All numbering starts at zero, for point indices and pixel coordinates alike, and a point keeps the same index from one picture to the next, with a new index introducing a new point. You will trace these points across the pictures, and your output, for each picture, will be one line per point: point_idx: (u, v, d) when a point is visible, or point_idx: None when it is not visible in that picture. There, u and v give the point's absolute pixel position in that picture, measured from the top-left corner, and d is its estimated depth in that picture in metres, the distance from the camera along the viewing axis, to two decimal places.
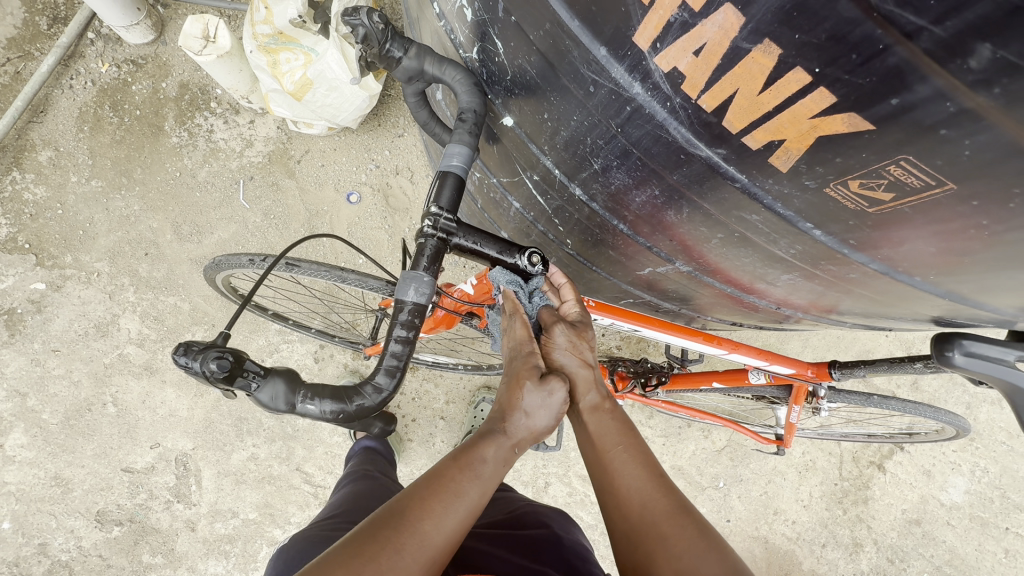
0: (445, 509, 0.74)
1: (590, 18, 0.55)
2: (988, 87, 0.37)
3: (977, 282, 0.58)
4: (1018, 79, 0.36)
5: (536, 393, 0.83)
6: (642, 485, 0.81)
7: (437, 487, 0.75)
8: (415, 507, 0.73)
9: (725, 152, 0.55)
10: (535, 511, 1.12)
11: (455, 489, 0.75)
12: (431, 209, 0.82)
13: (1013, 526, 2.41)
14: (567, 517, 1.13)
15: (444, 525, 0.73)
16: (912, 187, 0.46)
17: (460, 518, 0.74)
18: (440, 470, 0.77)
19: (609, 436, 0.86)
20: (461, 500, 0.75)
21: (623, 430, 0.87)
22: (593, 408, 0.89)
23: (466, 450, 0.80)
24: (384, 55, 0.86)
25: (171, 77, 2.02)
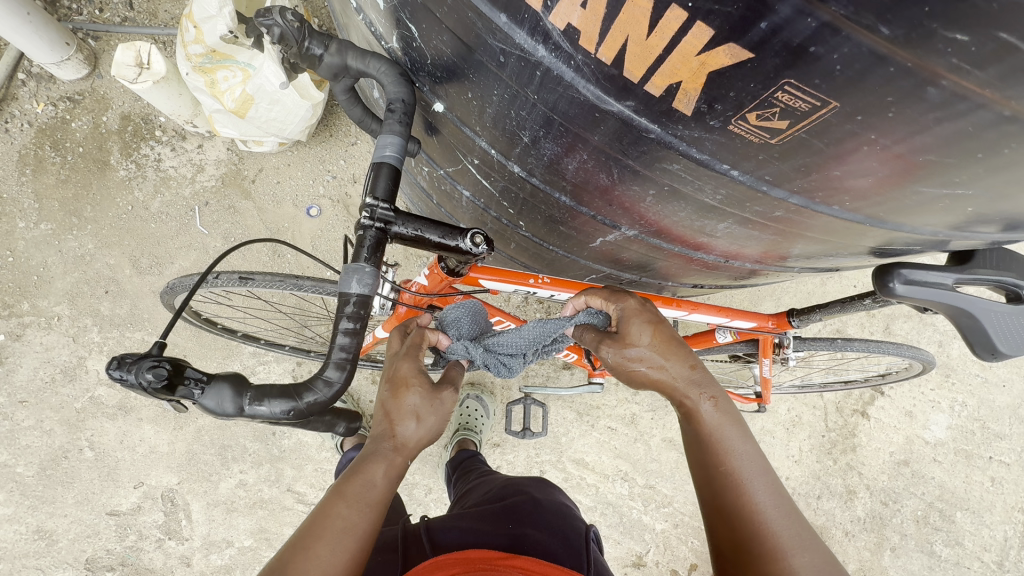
0: (327, 544, 0.76)
1: None
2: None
3: (891, 203, 0.60)
4: None
5: (422, 402, 0.89)
6: (764, 502, 0.82)
7: (321, 528, 0.77)
8: (297, 555, 0.75)
9: (634, 104, 0.57)
10: (511, 485, 1.17)
11: (340, 524, 0.78)
12: (365, 200, 0.78)
13: (995, 455, 2.49)
14: (543, 482, 1.18)
15: (330, 558, 0.76)
16: (801, 111, 0.47)
17: (348, 550, 0.77)
18: (324, 507, 0.80)
19: (734, 445, 0.86)
20: (347, 533, 0.78)
21: (741, 437, 0.87)
22: (705, 411, 0.88)
23: (351, 480, 0.83)
24: (305, 53, 0.85)
25: (111, 110, 1.98)
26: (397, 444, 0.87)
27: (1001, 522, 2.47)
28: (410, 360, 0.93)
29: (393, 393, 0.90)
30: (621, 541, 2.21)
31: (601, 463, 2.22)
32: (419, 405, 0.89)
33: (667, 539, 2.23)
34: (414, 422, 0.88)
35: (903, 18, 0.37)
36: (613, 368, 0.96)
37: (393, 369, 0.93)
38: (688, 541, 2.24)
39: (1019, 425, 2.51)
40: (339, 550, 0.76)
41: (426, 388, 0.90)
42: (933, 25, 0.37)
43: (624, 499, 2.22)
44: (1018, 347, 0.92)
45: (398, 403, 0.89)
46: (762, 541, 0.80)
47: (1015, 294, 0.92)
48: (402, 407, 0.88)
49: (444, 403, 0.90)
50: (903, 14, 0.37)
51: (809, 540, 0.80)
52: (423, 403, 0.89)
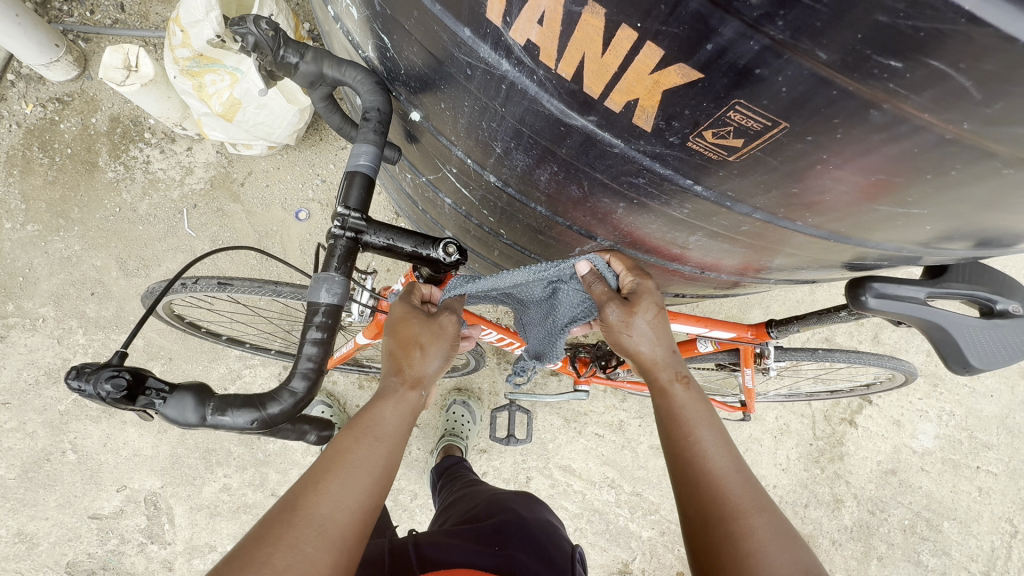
0: (346, 483, 0.75)
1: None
2: (775, 21, 0.38)
3: (852, 219, 0.60)
4: (793, 11, 0.37)
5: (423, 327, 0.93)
6: (731, 474, 0.84)
7: (332, 462, 0.77)
8: (308, 490, 0.74)
9: (596, 119, 0.57)
10: (498, 501, 1.16)
11: (355, 458, 0.78)
12: (337, 209, 0.77)
13: (983, 465, 2.50)
14: (531, 498, 1.19)
15: (349, 495, 0.75)
16: (754, 130, 0.47)
17: (364, 485, 0.76)
18: (334, 443, 0.80)
19: (701, 424, 0.89)
20: (362, 467, 0.78)
21: (704, 412, 0.91)
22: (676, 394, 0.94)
23: (362, 416, 0.84)
24: (280, 61, 0.85)
25: (101, 111, 1.98)
26: (404, 377, 0.89)
27: (988, 532, 2.48)
28: (405, 300, 0.98)
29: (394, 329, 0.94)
30: (607, 549, 2.21)
31: (589, 470, 2.22)
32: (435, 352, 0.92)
33: (654, 546, 2.23)
34: (435, 359, 0.92)
35: (840, 44, 0.37)
36: (608, 328, 0.96)
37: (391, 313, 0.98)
38: (674, 549, 2.24)
39: (1006, 435, 2.52)
40: (356, 489, 0.76)
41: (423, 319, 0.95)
42: (870, 51, 0.37)
43: (611, 506, 2.22)
44: (988, 362, 0.92)
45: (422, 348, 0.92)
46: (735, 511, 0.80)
47: (988, 308, 0.92)
48: (407, 338, 0.92)
49: (444, 326, 0.94)
50: (841, 40, 0.37)
51: (779, 514, 0.81)
52: (437, 336, 0.92)
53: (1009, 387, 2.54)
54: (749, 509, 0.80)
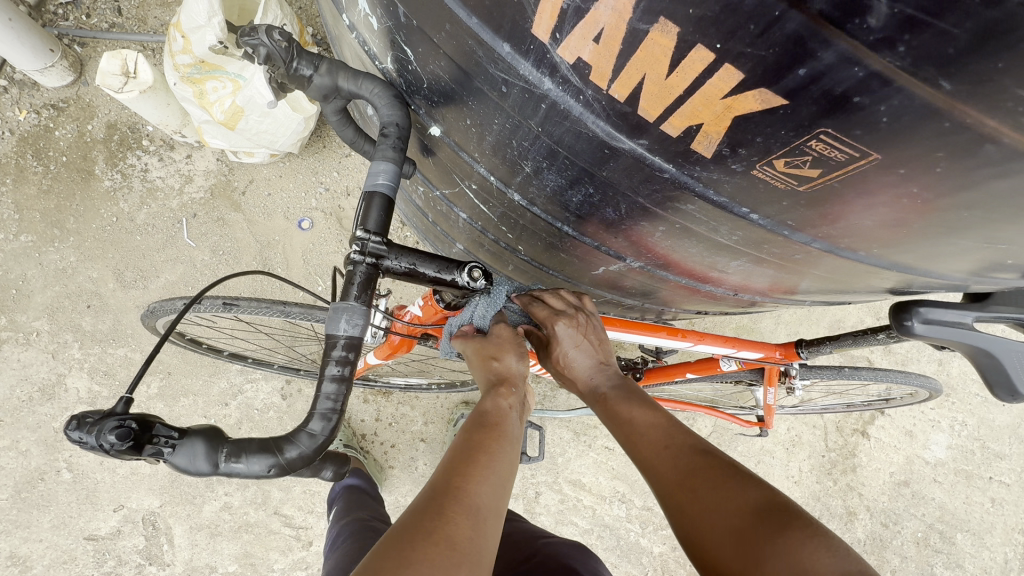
0: (491, 473, 0.76)
1: (486, 13, 0.51)
2: (889, 46, 0.33)
3: (921, 251, 0.56)
4: (919, 34, 0.32)
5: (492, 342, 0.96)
6: (659, 454, 0.86)
7: (470, 459, 0.78)
8: (458, 480, 0.73)
9: (648, 143, 0.52)
10: (552, 553, 1.07)
11: (493, 455, 0.80)
12: (356, 233, 0.73)
13: (996, 475, 2.47)
14: (586, 551, 1.10)
15: (494, 492, 0.74)
16: (836, 161, 0.42)
17: (506, 479, 0.78)
18: (465, 446, 0.81)
19: (634, 419, 0.95)
20: (500, 462, 0.79)
21: (636, 407, 0.96)
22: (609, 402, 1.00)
23: (485, 423, 0.86)
24: (293, 74, 0.80)
25: (97, 118, 1.92)
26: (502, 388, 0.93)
27: (1001, 544, 2.45)
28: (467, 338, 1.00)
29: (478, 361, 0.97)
30: (617, 565, 2.17)
31: (598, 485, 2.17)
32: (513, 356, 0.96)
33: (665, 562, 2.20)
34: (516, 358, 0.96)
35: (967, 72, 0.33)
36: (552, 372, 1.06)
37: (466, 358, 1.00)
38: (685, 565, 2.20)
39: (1019, 445, 2.50)
40: (500, 483, 0.76)
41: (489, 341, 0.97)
42: (999, 80, 0.33)
43: (622, 522, 2.17)
44: None
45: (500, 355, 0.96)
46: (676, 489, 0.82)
47: None
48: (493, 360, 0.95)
49: (505, 332, 0.97)
50: (964, 67, 0.33)
51: (720, 470, 0.80)
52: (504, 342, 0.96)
53: None
54: (688, 476, 0.82)
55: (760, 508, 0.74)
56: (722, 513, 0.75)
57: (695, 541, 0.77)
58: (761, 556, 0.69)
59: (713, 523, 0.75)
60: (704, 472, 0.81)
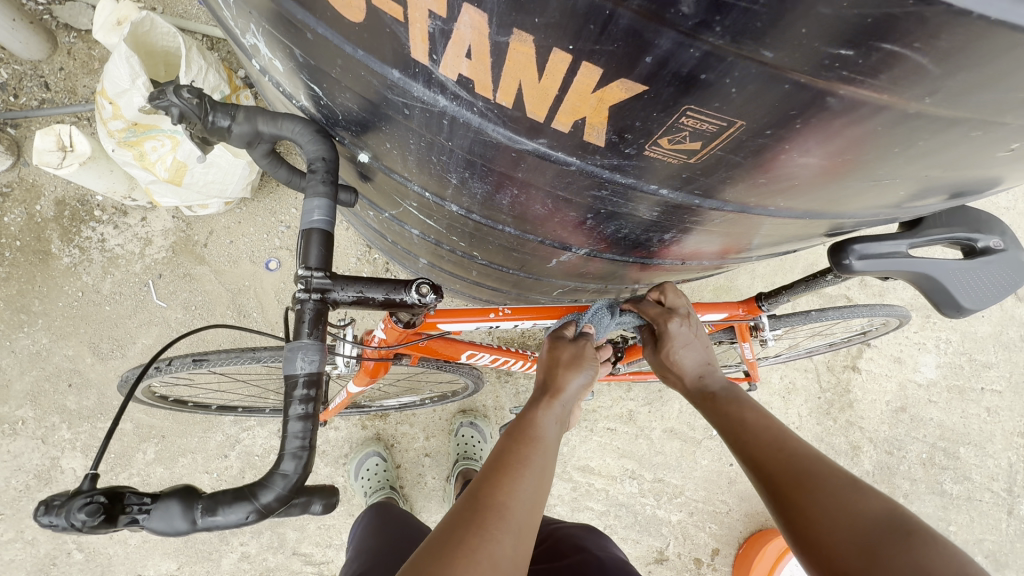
0: (524, 484, 0.78)
1: (368, 45, 0.53)
2: (709, 28, 0.36)
3: (823, 197, 0.59)
4: (729, 15, 0.34)
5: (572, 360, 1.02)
6: (773, 454, 0.89)
7: (508, 466, 0.81)
8: (496, 485, 0.77)
9: (547, 141, 0.54)
10: (561, 538, 1.09)
11: (528, 461, 0.83)
12: (298, 273, 0.74)
13: (987, 385, 2.54)
14: (593, 530, 1.12)
15: (526, 495, 0.77)
16: (710, 131, 0.45)
17: (535, 482, 0.79)
18: (501, 454, 0.84)
19: (749, 418, 0.97)
20: (530, 468, 0.82)
21: (750, 411, 0.98)
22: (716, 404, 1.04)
23: (523, 431, 0.90)
24: (211, 127, 0.81)
25: (44, 197, 1.91)
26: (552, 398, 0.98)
27: (1003, 449, 2.52)
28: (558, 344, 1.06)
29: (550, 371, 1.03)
30: (640, 539, 2.21)
31: (607, 466, 2.22)
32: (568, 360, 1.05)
33: (685, 528, 2.25)
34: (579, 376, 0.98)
35: (783, 41, 0.35)
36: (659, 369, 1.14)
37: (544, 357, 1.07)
38: (705, 527, 2.26)
39: (1004, 352, 2.57)
40: (535, 492, 0.78)
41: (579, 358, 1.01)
42: (814, 44, 0.35)
43: (636, 497, 2.22)
44: (978, 300, 0.92)
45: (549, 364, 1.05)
46: (791, 489, 0.83)
47: (969, 247, 0.92)
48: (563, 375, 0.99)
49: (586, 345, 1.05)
50: (780, 37, 0.35)
51: (841, 481, 0.79)
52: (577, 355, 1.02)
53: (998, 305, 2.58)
54: (805, 479, 0.82)
55: (885, 520, 0.72)
56: (834, 519, 0.75)
57: (805, 539, 0.77)
58: (880, 557, 0.68)
59: (825, 524, 0.76)
60: (813, 479, 0.82)
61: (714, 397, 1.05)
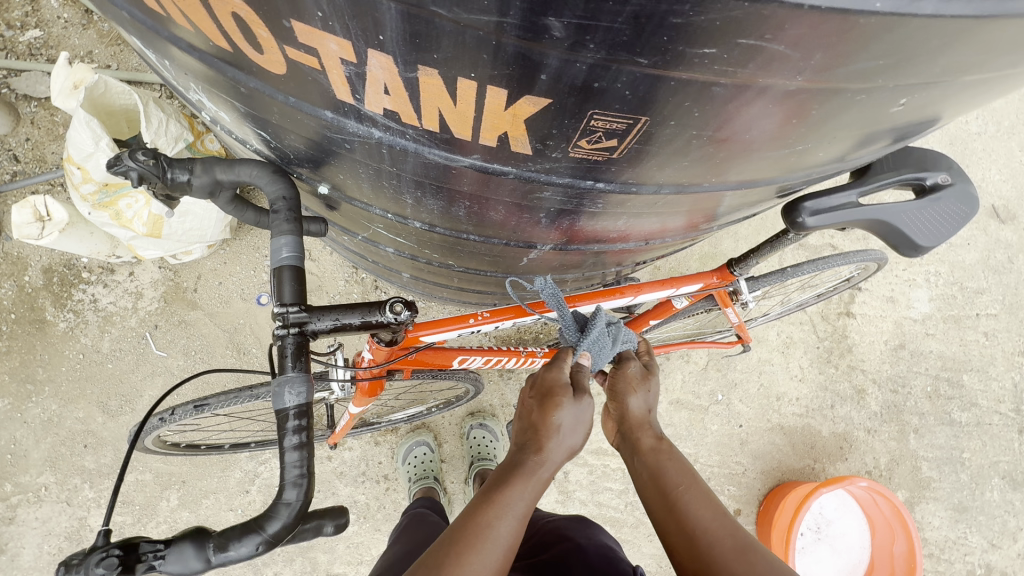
0: (480, 572, 0.68)
1: (296, 91, 0.56)
2: (586, 45, 0.39)
3: (753, 167, 0.61)
4: (598, 33, 0.38)
5: (569, 406, 0.82)
6: (710, 530, 0.75)
7: (473, 547, 0.70)
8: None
9: (481, 156, 0.57)
10: (551, 531, 1.09)
11: (491, 538, 0.71)
12: (274, 311, 0.77)
13: (982, 310, 2.57)
14: (584, 520, 1.11)
15: None
16: (621, 129, 0.48)
17: (494, 567, 0.70)
18: (467, 523, 0.72)
19: (687, 479, 0.81)
20: (493, 546, 0.71)
21: (689, 474, 0.82)
22: (670, 453, 0.84)
23: (494, 489, 0.76)
24: (172, 184, 0.83)
25: (31, 267, 1.95)
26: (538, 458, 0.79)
27: (1006, 371, 2.56)
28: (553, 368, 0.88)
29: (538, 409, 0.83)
30: None
31: None
32: (571, 407, 0.82)
33: None
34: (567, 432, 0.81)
35: (653, 47, 0.38)
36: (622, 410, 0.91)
37: (538, 379, 0.87)
38: (724, 490, 2.30)
39: (994, 275, 2.60)
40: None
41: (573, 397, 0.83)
42: (680, 47, 0.38)
43: None
44: (933, 237, 0.95)
45: (551, 406, 0.82)
46: None
47: (920, 186, 0.94)
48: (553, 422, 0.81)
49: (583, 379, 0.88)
50: (651, 43, 0.38)
51: None
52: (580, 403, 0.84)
53: (982, 230, 2.61)
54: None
55: None
56: None
57: None
58: None
59: None
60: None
61: (660, 443, 0.86)
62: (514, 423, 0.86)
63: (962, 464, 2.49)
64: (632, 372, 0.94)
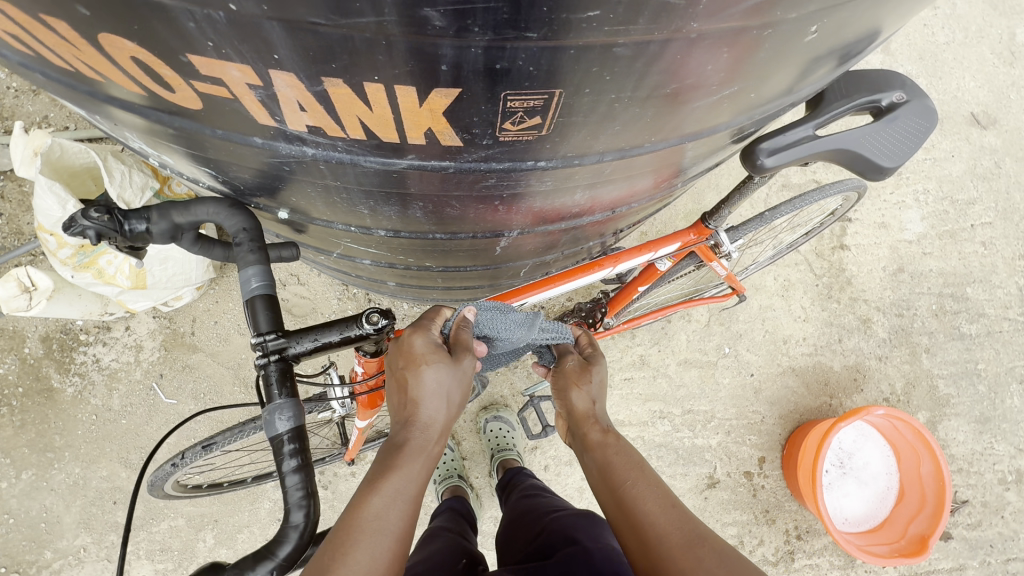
0: (373, 547, 0.75)
1: (220, 123, 0.56)
2: (473, 29, 0.39)
3: (690, 121, 0.61)
4: (479, 16, 0.38)
5: (440, 374, 0.87)
6: (655, 515, 0.81)
7: (361, 524, 0.76)
8: (339, 557, 0.73)
9: (416, 156, 0.57)
10: (561, 533, 1.06)
11: (381, 517, 0.77)
12: (252, 342, 0.78)
13: (976, 220, 2.55)
14: (595, 522, 1.06)
15: (372, 559, 0.74)
16: (539, 105, 0.48)
17: (390, 543, 0.76)
18: (357, 503, 0.79)
19: (633, 470, 0.89)
20: (385, 524, 0.77)
21: (634, 466, 0.90)
22: (613, 446, 0.94)
23: (385, 470, 0.83)
24: (131, 235, 0.84)
25: (30, 338, 1.97)
26: (427, 437, 0.87)
27: (1009, 276, 2.54)
28: (425, 335, 0.91)
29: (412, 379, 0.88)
30: (687, 471, 2.28)
31: (635, 414, 2.28)
32: (441, 369, 0.87)
33: (726, 448, 2.31)
34: (448, 394, 0.88)
35: (538, 20, 0.39)
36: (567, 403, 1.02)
37: (406, 348, 0.90)
38: (745, 440, 2.32)
39: (983, 184, 2.57)
40: (384, 551, 0.75)
41: (445, 363, 0.88)
42: (563, 15, 0.39)
43: (672, 434, 2.29)
44: (898, 156, 0.94)
45: (414, 375, 0.88)
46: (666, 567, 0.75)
47: (877, 109, 0.94)
48: (425, 391, 0.87)
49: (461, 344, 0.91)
50: (535, 17, 0.39)
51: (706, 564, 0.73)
52: (451, 371, 0.88)
53: (964, 141, 2.58)
54: (677, 555, 0.75)
55: None
56: None
57: None
58: None
59: None
60: (684, 558, 0.75)
61: (607, 437, 0.96)
62: (394, 397, 0.92)
63: (978, 376, 2.49)
64: (571, 368, 1.04)
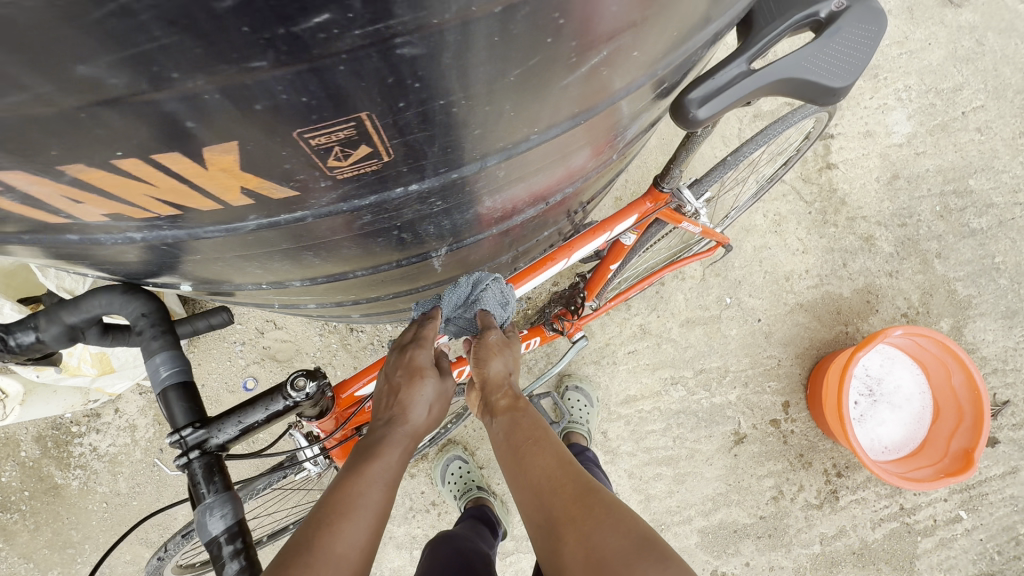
0: (354, 524, 0.75)
1: (33, 220, 0.50)
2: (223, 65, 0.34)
3: (569, 97, 0.51)
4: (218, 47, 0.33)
5: (430, 387, 0.96)
6: (555, 467, 0.83)
7: (344, 504, 0.77)
8: (322, 532, 0.73)
9: (256, 206, 0.50)
10: None
11: (363, 500, 0.78)
12: (169, 438, 0.74)
13: (967, 107, 2.38)
14: None
15: (356, 538, 0.74)
16: (353, 137, 0.44)
17: (370, 525, 0.76)
18: (340, 487, 0.80)
19: (538, 431, 0.91)
20: (365, 506, 0.77)
21: (538, 427, 0.92)
22: (523, 411, 0.95)
23: (369, 461, 0.84)
24: (23, 347, 0.77)
25: (22, 442, 1.94)
26: (410, 433, 0.91)
27: (1013, 159, 2.38)
28: (424, 351, 0.99)
29: (408, 384, 0.95)
30: (711, 432, 2.21)
31: (645, 385, 2.21)
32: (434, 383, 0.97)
33: (747, 400, 2.23)
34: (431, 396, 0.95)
35: (293, 38, 0.34)
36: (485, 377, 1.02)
37: (405, 359, 0.98)
38: (764, 388, 2.23)
39: (967, 66, 2.39)
40: (367, 529, 0.76)
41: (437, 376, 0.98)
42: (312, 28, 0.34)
43: (688, 398, 2.21)
44: (847, 75, 0.82)
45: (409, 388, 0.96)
46: (565, 517, 0.75)
47: (815, 23, 0.83)
48: (418, 397, 0.94)
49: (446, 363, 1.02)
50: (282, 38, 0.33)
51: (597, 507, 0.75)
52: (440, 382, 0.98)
53: (938, 24, 2.39)
54: (579, 502, 0.76)
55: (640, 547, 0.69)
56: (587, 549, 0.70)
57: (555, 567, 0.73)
58: None
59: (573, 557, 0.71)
60: (583, 505, 0.76)
61: (516, 403, 0.98)
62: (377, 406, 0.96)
63: (998, 270, 2.35)
64: (492, 340, 1.03)
